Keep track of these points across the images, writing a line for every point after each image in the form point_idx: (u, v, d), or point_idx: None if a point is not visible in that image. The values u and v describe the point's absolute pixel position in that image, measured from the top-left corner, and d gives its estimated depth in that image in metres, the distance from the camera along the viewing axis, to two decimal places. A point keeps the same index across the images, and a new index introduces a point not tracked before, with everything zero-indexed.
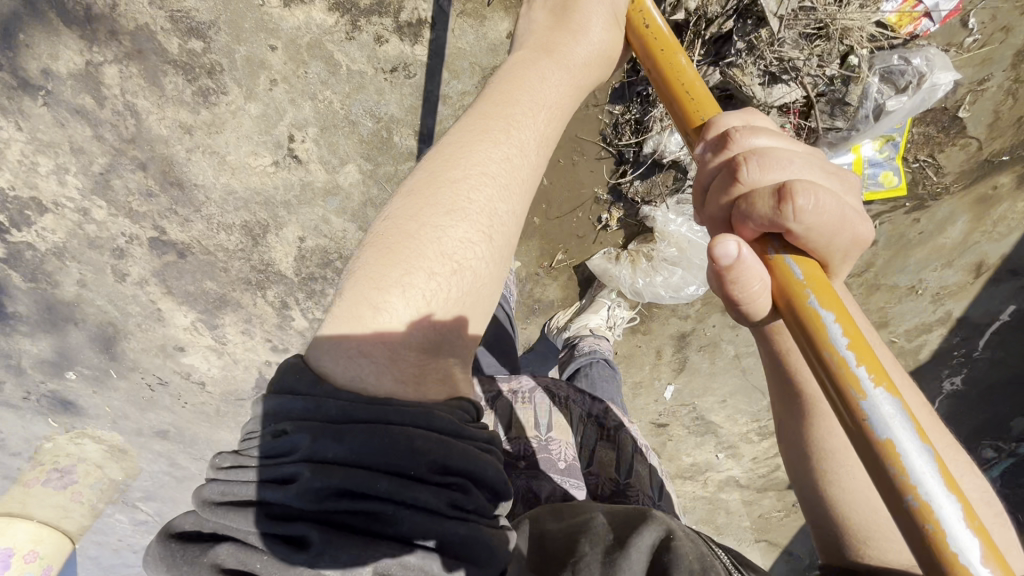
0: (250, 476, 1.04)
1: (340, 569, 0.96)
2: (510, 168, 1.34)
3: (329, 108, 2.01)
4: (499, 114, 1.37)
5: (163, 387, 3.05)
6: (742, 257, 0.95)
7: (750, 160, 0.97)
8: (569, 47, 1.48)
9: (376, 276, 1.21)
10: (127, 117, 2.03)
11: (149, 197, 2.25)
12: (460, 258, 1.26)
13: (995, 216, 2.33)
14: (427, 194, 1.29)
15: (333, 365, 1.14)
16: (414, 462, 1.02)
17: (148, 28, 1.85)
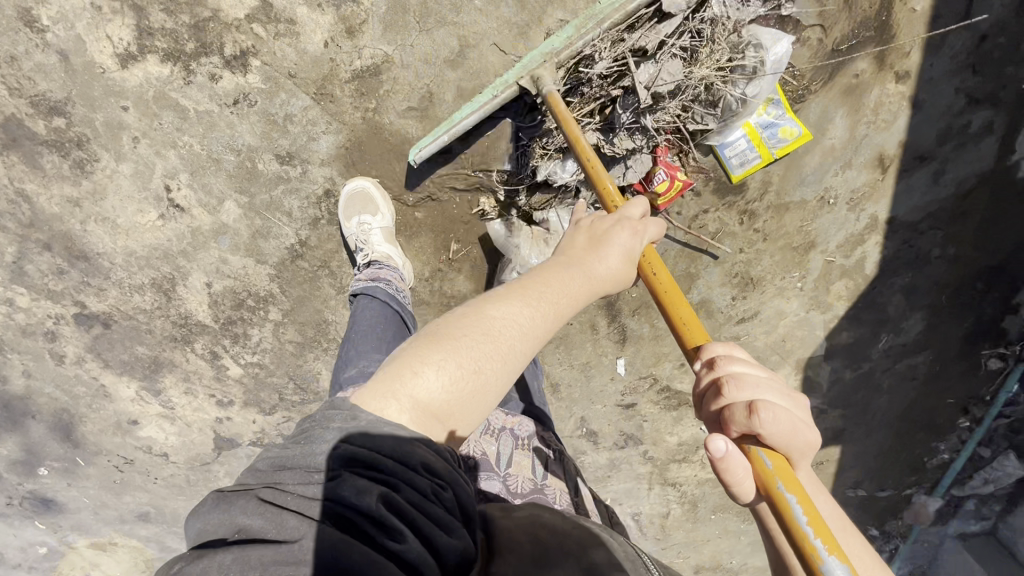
0: (293, 452, 1.09)
1: (353, 490, 0.99)
2: (523, 341, 1.32)
3: (192, 151, 2.16)
4: (533, 286, 1.41)
5: (131, 466, 3.12)
6: (730, 452, 1.08)
7: (729, 381, 1.11)
8: (594, 262, 1.48)
9: (422, 353, 1.22)
10: (22, 203, 2.23)
11: (62, 274, 2.41)
12: (481, 367, 1.23)
13: (872, 104, 2.27)
14: (473, 308, 1.33)
15: (374, 398, 1.15)
16: (418, 456, 1.07)
17: (16, 117, 2.05)
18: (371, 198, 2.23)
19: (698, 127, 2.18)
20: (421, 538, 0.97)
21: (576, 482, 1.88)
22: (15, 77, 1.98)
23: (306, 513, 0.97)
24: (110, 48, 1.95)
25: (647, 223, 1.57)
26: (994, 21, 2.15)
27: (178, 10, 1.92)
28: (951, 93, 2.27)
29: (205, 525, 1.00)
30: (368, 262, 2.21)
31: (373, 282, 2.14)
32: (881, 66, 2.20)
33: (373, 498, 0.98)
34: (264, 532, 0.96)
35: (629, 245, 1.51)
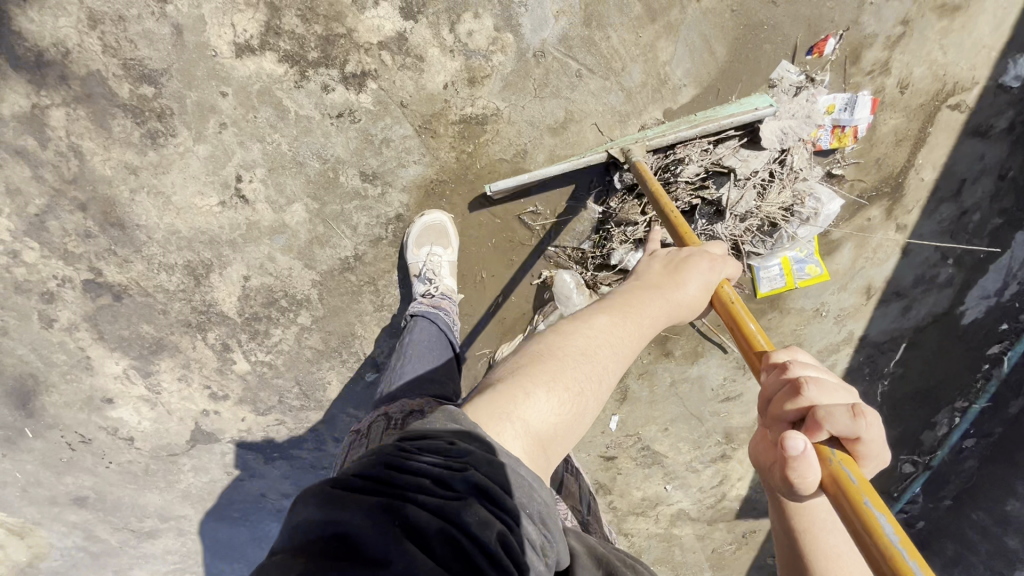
0: (416, 463, 1.14)
1: (478, 521, 1.03)
2: (613, 362, 1.54)
3: (277, 149, 2.13)
4: (621, 314, 1.64)
5: (86, 446, 2.85)
6: (807, 452, 1.07)
7: (809, 382, 1.14)
8: (673, 291, 1.67)
9: (530, 381, 1.42)
10: (69, 158, 2.07)
11: (87, 237, 2.24)
12: (578, 392, 1.44)
13: (874, 244, 2.68)
14: (569, 335, 1.56)
15: (489, 416, 1.32)
16: (534, 507, 1.15)
17: (100, 74, 1.93)
18: (445, 230, 2.31)
19: (751, 251, 2.43)
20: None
21: (585, 493, 2.57)
22: (116, 36, 1.89)
23: (418, 536, 0.98)
24: (230, 36, 1.92)
25: (723, 260, 1.76)
26: (980, 200, 2.61)
27: (313, 20, 1.93)
28: (933, 248, 2.72)
29: (307, 520, 0.98)
30: (433, 291, 2.29)
31: (435, 309, 2.22)
32: (890, 215, 2.60)
33: (494, 535, 1.02)
34: (365, 547, 0.94)
35: (708, 275, 1.70)
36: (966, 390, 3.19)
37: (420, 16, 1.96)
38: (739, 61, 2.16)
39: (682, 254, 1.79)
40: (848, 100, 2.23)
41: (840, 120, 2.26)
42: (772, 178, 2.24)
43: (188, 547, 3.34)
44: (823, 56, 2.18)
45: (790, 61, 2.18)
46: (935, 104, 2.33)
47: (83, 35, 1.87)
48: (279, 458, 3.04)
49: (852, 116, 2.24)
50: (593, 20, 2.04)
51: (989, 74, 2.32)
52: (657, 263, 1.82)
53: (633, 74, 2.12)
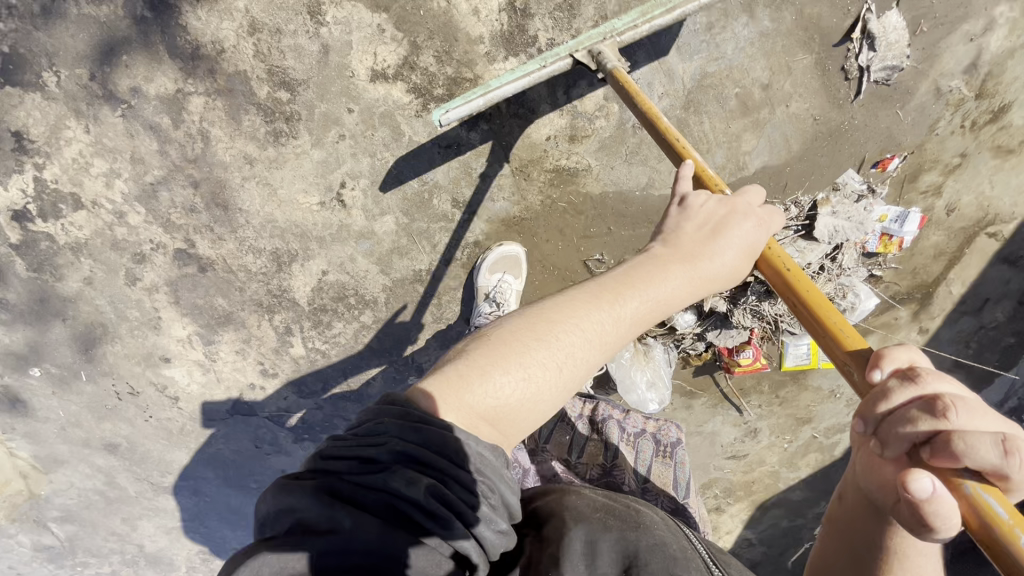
0: (345, 443, 1.14)
1: (404, 483, 1.07)
2: (597, 346, 1.34)
3: (384, 166, 2.32)
4: (612, 291, 1.40)
5: (132, 398, 3.00)
6: (938, 492, 0.95)
7: (956, 405, 0.96)
8: (700, 262, 1.46)
9: (475, 361, 1.28)
10: (196, 141, 2.25)
11: (191, 212, 2.42)
12: (534, 375, 1.27)
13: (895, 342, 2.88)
14: (538, 313, 1.36)
15: (428, 391, 1.22)
16: (470, 461, 1.14)
17: (246, 75, 2.12)
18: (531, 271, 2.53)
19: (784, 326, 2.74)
20: (473, 534, 1.11)
21: None
22: (269, 45, 2.08)
23: (354, 507, 1.04)
24: (370, 63, 2.11)
25: (769, 219, 1.53)
26: (998, 320, 2.82)
27: (447, 62, 2.11)
28: (948, 354, 2.92)
29: (264, 513, 1.07)
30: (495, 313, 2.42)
31: None
32: (915, 319, 2.80)
33: (422, 492, 1.07)
34: (317, 521, 1.02)
35: (750, 240, 1.49)
36: None
37: None
38: (811, 160, 2.34)
39: (708, 216, 1.52)
40: (897, 213, 2.42)
41: (887, 229, 2.45)
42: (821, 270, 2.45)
43: (199, 508, 3.48)
44: (885, 171, 2.35)
45: (856, 170, 2.36)
46: (976, 229, 2.54)
47: (241, 39, 2.06)
48: (308, 440, 3.20)
49: (900, 229, 2.43)
50: (691, 105, 2.19)
51: None
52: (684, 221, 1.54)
53: (715, 156, 2.28)
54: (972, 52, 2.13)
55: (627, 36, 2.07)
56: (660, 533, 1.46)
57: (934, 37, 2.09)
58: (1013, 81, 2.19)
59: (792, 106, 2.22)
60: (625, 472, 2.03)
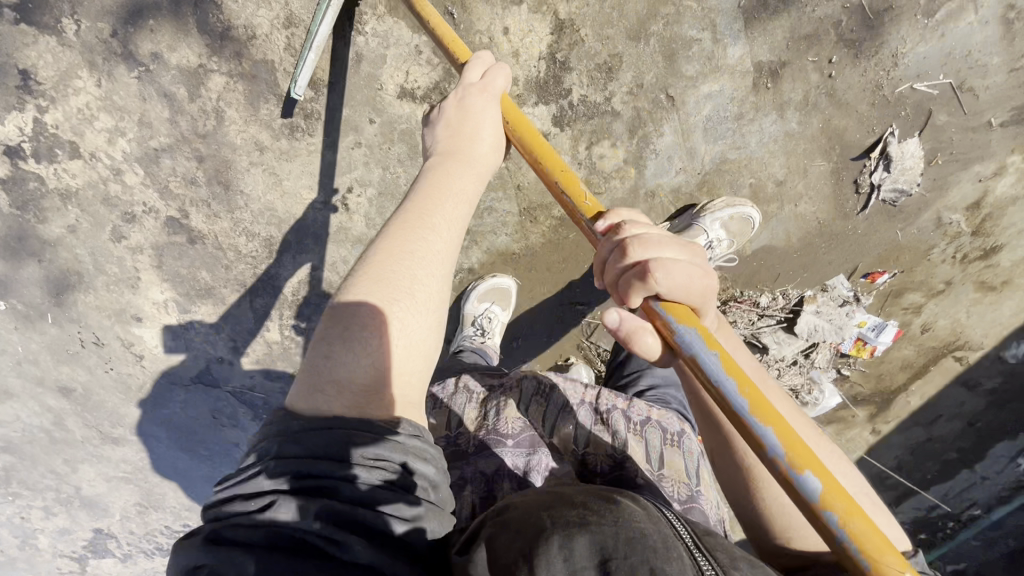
0: (229, 485, 1.03)
1: (292, 510, 0.95)
2: (439, 251, 1.29)
3: (394, 180, 2.30)
4: (419, 212, 1.31)
5: (95, 348, 2.95)
6: (623, 320, 1.16)
7: (630, 243, 1.13)
8: (468, 152, 1.43)
9: (321, 339, 1.15)
10: (209, 118, 2.21)
11: (191, 184, 2.38)
12: (387, 310, 1.17)
13: (848, 437, 2.99)
14: (368, 259, 1.24)
15: (300, 400, 1.08)
16: (349, 436, 1.03)
17: (273, 65, 2.08)
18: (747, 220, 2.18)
19: None
20: (375, 517, 0.98)
21: None
22: (302, 42, 2.04)
23: (248, 548, 0.92)
24: (400, 80, 2.09)
25: (491, 78, 1.49)
26: (946, 435, 2.95)
27: None
28: (892, 456, 3.03)
29: None
30: (480, 340, 2.46)
31: (480, 349, 2.37)
32: (870, 419, 2.92)
33: (311, 515, 0.95)
34: (216, 574, 0.90)
35: (492, 110, 1.46)
36: None
37: (565, 127, 2.10)
38: (807, 258, 2.38)
39: (456, 110, 1.47)
40: (876, 322, 2.51)
41: (864, 334, 2.54)
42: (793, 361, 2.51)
43: (145, 463, 3.45)
44: (874, 283, 2.42)
45: (846, 276, 2.42)
46: (944, 350, 2.65)
47: (275, 29, 2.02)
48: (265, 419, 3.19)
49: (875, 338, 2.53)
50: (706, 185, 2.21)
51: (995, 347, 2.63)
52: (440, 128, 1.48)
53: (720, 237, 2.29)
54: (977, 192, 2.20)
55: (658, 108, 2.08)
56: (639, 520, 0.97)
57: (946, 169, 2.15)
58: (1008, 226, 2.27)
59: (800, 207, 2.27)
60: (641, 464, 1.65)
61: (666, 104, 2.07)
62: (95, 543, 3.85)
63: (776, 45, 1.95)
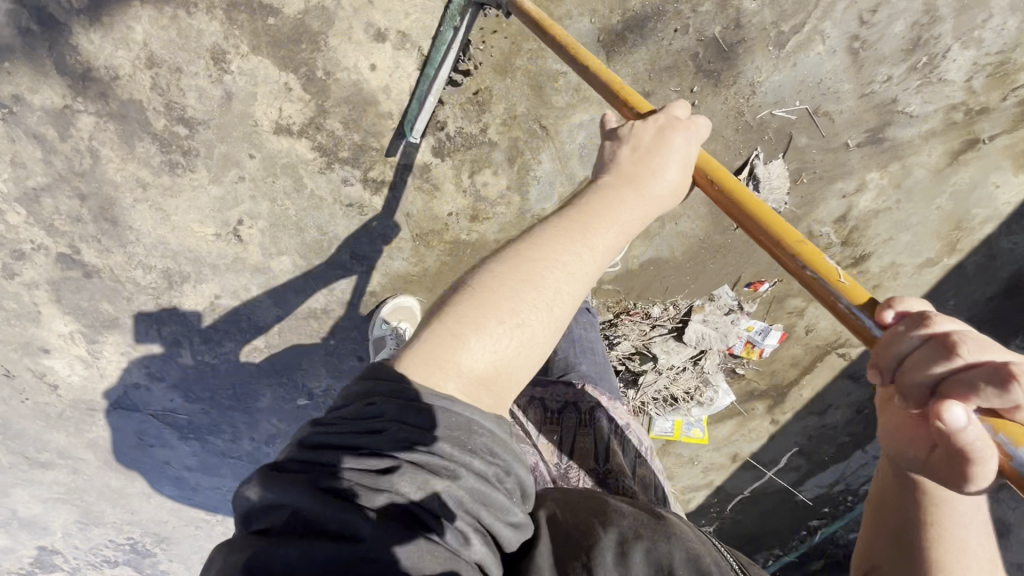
0: (334, 433, 1.03)
1: (415, 484, 0.99)
2: (572, 285, 1.24)
3: (284, 212, 2.32)
4: (579, 225, 1.26)
5: (8, 379, 2.95)
6: (968, 426, 0.91)
7: (969, 340, 0.93)
8: (648, 183, 1.32)
9: (459, 317, 1.14)
10: (84, 157, 2.17)
11: (77, 221, 2.35)
12: (524, 321, 1.17)
13: (749, 426, 3.21)
14: (521, 257, 1.22)
15: (413, 365, 1.09)
16: (478, 440, 1.06)
17: (142, 104, 2.04)
18: None
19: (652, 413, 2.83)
20: (486, 523, 1.04)
21: None
22: (168, 81, 2.00)
23: (368, 512, 0.95)
24: (274, 117, 2.08)
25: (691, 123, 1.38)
26: (836, 421, 3.20)
27: (353, 129, 2.11)
28: (790, 440, 3.27)
29: (259, 503, 0.96)
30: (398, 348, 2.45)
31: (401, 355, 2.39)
32: (768, 411, 3.13)
33: (431, 494, 0.99)
34: (334, 515, 0.94)
35: (686, 154, 1.35)
36: (784, 542, 3.69)
37: (446, 158, 2.16)
38: (692, 269, 2.50)
39: (651, 137, 1.35)
40: (761, 327, 2.66)
41: (753, 338, 2.68)
42: (686, 368, 2.69)
43: (77, 484, 3.46)
44: (756, 291, 2.57)
45: (730, 286, 2.56)
46: (828, 347, 2.86)
47: (138, 70, 1.98)
48: (192, 438, 3.24)
49: (761, 341, 2.68)
50: None
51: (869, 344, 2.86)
52: (623, 149, 1.37)
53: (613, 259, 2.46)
54: (842, 207, 2.30)
55: (534, 138, 2.13)
56: (692, 544, 1.24)
57: (815, 187, 2.24)
58: (874, 237, 2.39)
59: (681, 225, 2.41)
60: (623, 476, 1.82)
61: (540, 134, 2.13)
62: (40, 561, 3.87)
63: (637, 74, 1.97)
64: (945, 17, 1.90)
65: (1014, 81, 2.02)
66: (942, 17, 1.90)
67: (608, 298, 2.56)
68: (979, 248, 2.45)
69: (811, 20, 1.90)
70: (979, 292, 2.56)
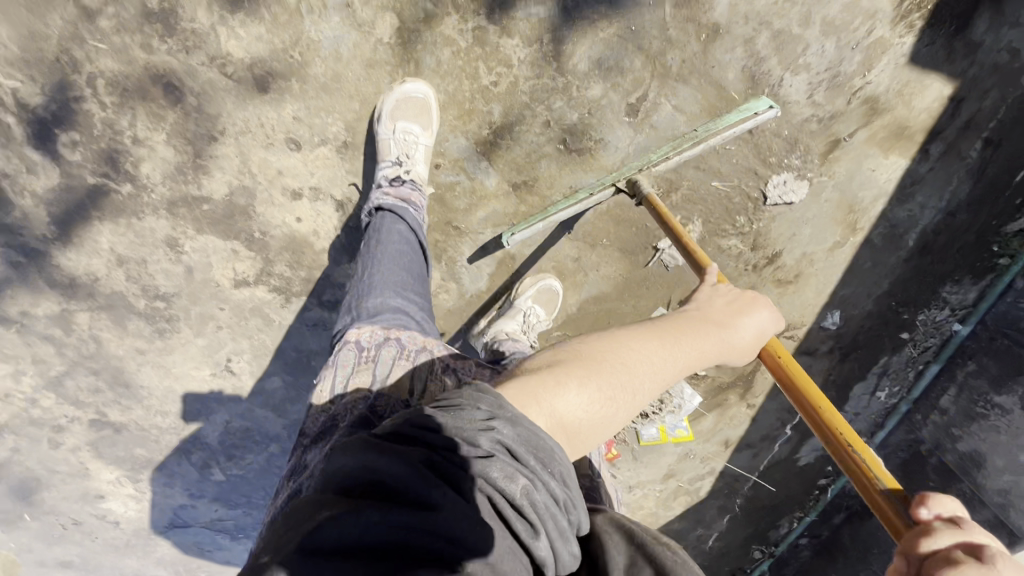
0: (438, 417, 1.02)
1: (504, 474, 0.96)
2: (649, 383, 1.35)
3: (262, 344, 2.65)
4: (670, 335, 1.48)
5: (77, 526, 3.38)
6: None
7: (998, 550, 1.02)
8: (736, 329, 1.58)
9: (568, 370, 1.27)
10: (89, 343, 2.57)
11: (97, 391, 2.75)
12: (612, 398, 1.26)
13: (729, 414, 3.44)
14: (608, 343, 1.40)
15: (518, 393, 1.17)
16: (557, 466, 1.03)
17: (122, 294, 2.42)
18: (552, 290, 2.57)
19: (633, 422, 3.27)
20: (552, 545, 0.98)
21: None
22: (140, 271, 2.38)
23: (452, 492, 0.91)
24: (231, 275, 2.42)
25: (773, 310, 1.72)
26: None
27: (299, 268, 2.42)
28: (776, 415, 3.46)
29: (347, 460, 0.92)
30: (401, 179, 2.13)
31: (402, 204, 2.09)
32: (744, 397, 3.39)
33: (518, 492, 0.96)
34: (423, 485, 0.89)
35: (766, 325, 1.62)
36: (801, 504, 3.68)
37: None
38: (626, 301, 2.73)
39: (740, 300, 1.67)
40: None
41: None
42: None
43: None
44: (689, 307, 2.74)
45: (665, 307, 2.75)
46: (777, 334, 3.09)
47: (111, 269, 2.36)
48: (241, 538, 3.58)
49: None
50: (515, 275, 2.58)
51: (812, 319, 2.85)
52: (707, 301, 1.67)
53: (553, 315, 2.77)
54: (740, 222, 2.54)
55: (450, 238, 2.42)
56: None
57: (712, 214, 2.52)
58: (780, 239, 2.60)
59: (602, 270, 2.66)
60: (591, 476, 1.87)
61: (455, 233, 2.42)
62: None
63: (518, 164, 2.27)
64: (768, 56, 2.14)
65: (852, 87, 2.24)
66: (765, 56, 2.14)
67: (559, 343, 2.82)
68: (880, 221, 2.62)
69: (653, 90, 2.16)
70: (893, 256, 2.72)
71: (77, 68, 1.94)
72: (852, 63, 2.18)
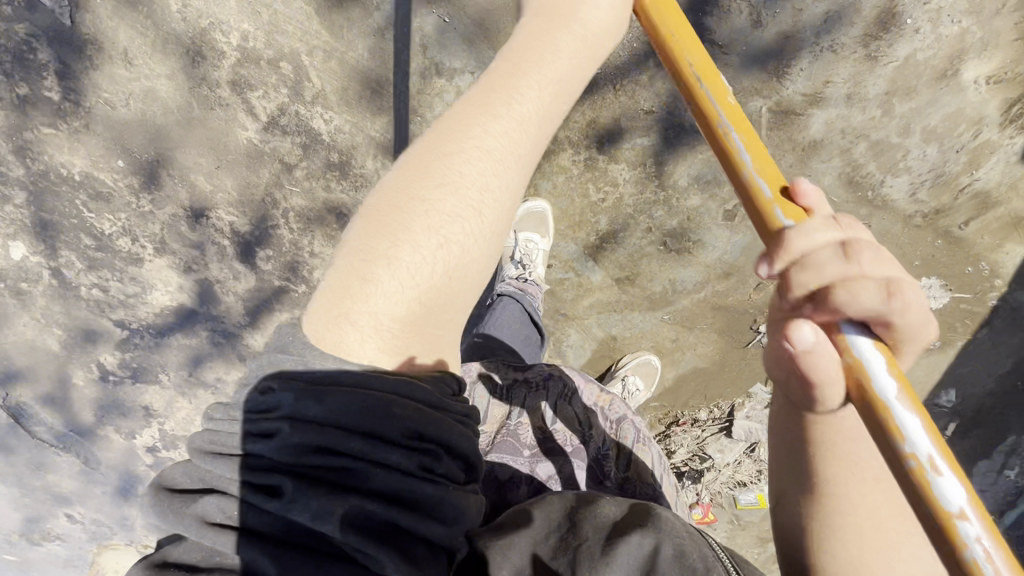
0: (232, 437, 1.02)
1: (310, 515, 0.94)
2: (492, 173, 1.31)
3: None
4: (503, 88, 1.34)
5: None
6: (818, 345, 0.91)
7: (863, 247, 0.87)
8: (581, 16, 1.39)
9: (374, 242, 1.24)
10: None
11: None
12: (448, 238, 1.26)
13: None
14: (421, 165, 1.32)
15: (321, 323, 1.17)
16: (389, 432, 1.00)
17: None
18: (652, 365, 2.74)
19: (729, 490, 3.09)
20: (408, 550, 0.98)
21: None
22: None
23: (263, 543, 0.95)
24: None
25: None
26: None
27: None
28: None
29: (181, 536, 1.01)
30: (522, 277, 2.50)
31: (522, 293, 2.44)
32: None
33: (336, 524, 0.94)
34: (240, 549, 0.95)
35: None
36: None
37: None
38: (726, 374, 2.86)
39: None
40: None
41: None
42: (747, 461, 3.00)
43: None
44: None
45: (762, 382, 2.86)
46: None
47: None
48: None
49: None
50: (613, 350, 2.79)
51: (925, 397, 2.67)
52: (531, 17, 1.42)
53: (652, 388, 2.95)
54: None
55: (558, 321, 2.74)
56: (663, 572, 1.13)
57: None
58: None
59: (699, 349, 2.79)
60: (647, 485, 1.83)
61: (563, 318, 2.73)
62: None
63: (621, 261, 2.55)
64: (867, 162, 2.24)
65: (959, 184, 2.27)
66: (863, 163, 2.24)
67: (657, 412, 3.03)
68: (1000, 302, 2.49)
69: None
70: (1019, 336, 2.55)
71: (276, 205, 2.50)
72: (957, 164, 2.22)
